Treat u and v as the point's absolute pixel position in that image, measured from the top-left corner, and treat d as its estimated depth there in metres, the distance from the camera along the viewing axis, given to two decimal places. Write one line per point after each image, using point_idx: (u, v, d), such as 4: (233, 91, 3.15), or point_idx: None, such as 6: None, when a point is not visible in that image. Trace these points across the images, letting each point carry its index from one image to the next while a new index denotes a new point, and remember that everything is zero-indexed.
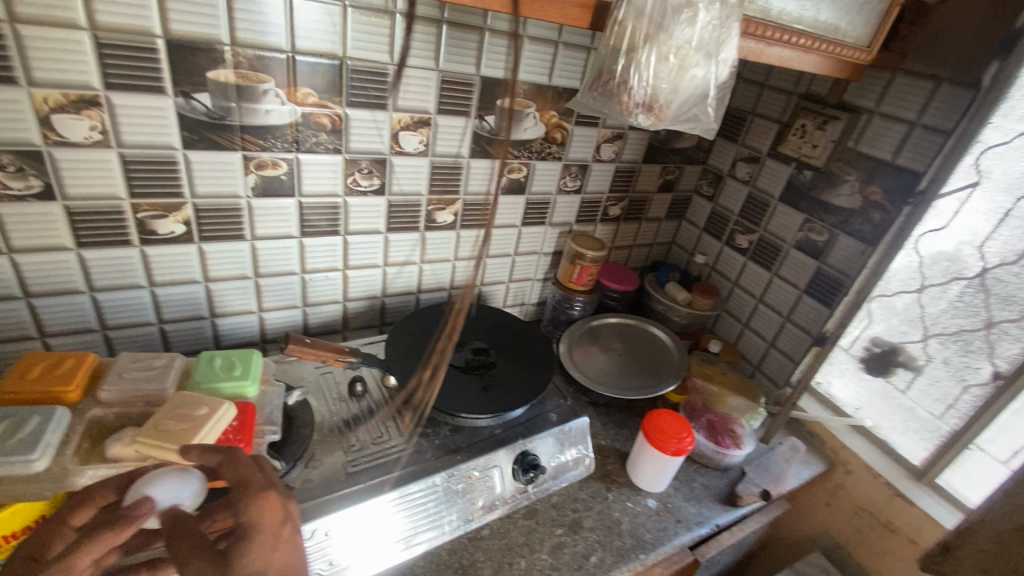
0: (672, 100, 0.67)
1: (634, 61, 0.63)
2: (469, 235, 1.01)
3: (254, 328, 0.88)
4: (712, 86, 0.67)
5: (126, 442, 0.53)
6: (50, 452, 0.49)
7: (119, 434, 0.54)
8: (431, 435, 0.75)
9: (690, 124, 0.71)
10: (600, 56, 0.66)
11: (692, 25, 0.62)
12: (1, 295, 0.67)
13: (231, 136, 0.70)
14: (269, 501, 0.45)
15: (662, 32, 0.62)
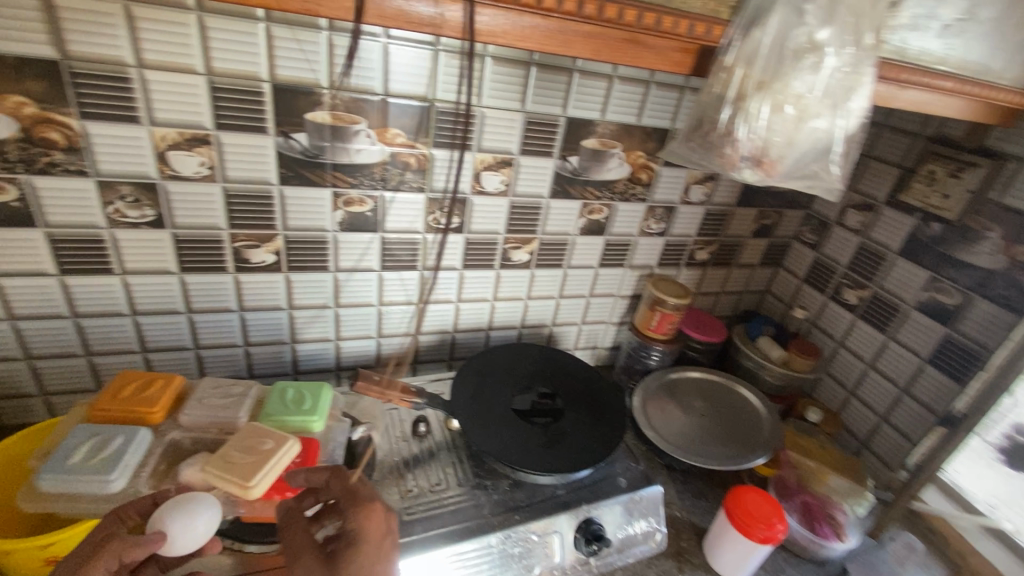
0: (786, 153, 0.61)
1: (742, 110, 0.59)
2: (543, 275, 0.98)
3: (330, 355, 0.90)
4: (839, 139, 0.60)
5: (196, 464, 0.55)
6: (128, 473, 0.53)
7: (191, 458, 0.56)
8: (491, 488, 0.71)
9: (807, 181, 0.64)
10: (702, 104, 0.63)
11: (817, 71, 0.56)
12: (112, 311, 0.73)
13: (323, 174, 0.73)
14: (372, 512, 0.51)
15: (778, 80, 0.56)
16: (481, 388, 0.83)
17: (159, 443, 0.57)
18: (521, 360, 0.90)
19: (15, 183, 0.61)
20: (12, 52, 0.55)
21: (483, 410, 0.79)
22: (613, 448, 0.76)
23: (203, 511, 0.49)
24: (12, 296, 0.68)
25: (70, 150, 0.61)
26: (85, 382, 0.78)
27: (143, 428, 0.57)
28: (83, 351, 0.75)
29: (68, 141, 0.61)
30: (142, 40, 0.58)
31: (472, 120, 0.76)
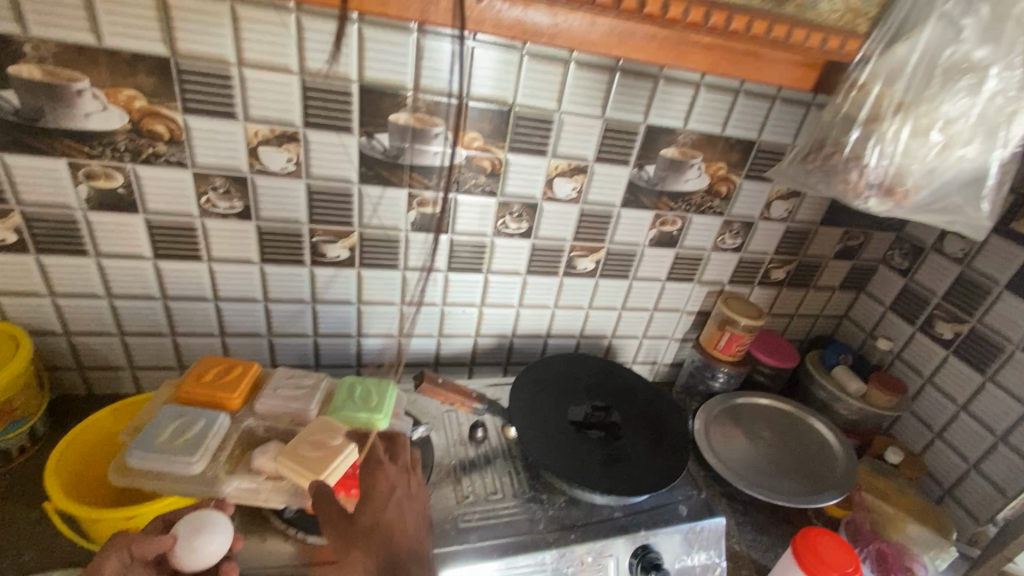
0: (922, 184, 0.62)
1: (877, 133, 0.61)
2: (608, 286, 0.95)
3: (391, 351, 0.91)
4: (992, 167, 0.60)
5: (267, 454, 0.57)
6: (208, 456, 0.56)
7: (263, 446, 0.58)
8: (546, 503, 0.69)
9: (947, 215, 0.65)
10: (826, 127, 0.67)
11: (973, 95, 0.57)
12: (197, 296, 0.77)
13: (401, 174, 0.73)
14: (380, 474, 0.57)
15: (927, 105, 0.58)
16: (538, 398, 0.80)
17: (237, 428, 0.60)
18: (580, 371, 0.88)
19: (122, 171, 0.66)
20: (129, 48, 0.58)
21: (541, 420, 0.77)
22: (674, 477, 0.73)
23: (217, 533, 0.51)
24: (112, 276, 0.73)
25: (172, 143, 0.65)
26: (168, 361, 0.83)
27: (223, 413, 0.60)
28: (168, 331, 0.80)
29: (171, 134, 0.64)
30: (243, 39, 0.60)
31: (550, 125, 0.74)
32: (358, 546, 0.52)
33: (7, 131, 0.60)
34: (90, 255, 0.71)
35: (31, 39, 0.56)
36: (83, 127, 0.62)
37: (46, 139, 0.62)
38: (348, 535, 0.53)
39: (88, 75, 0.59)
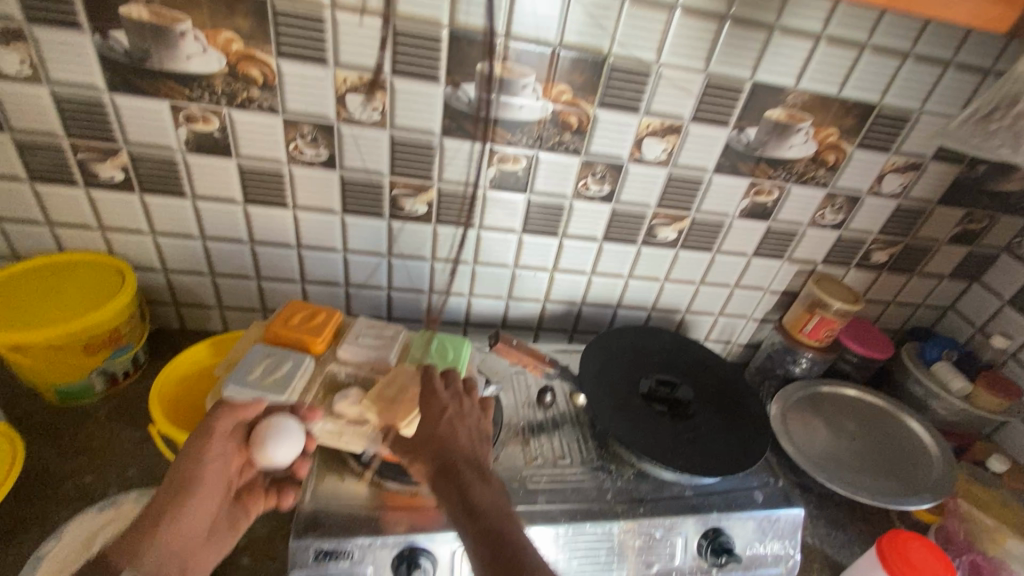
0: None
1: None
2: (688, 257, 0.89)
3: (461, 309, 0.91)
4: None
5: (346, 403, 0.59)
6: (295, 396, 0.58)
7: (344, 393, 0.60)
8: (614, 473, 0.68)
9: None
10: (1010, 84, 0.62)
11: None
12: (281, 242, 0.80)
13: (484, 128, 0.71)
14: (430, 397, 0.57)
15: None
16: (609, 368, 0.78)
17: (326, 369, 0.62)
18: (653, 345, 0.84)
19: (218, 115, 0.67)
20: None
21: (612, 390, 0.75)
22: (750, 463, 0.69)
23: (291, 442, 0.54)
24: (207, 218, 0.76)
25: (265, 88, 0.65)
26: (253, 303, 0.87)
27: (308, 356, 0.62)
28: (254, 275, 0.83)
29: (265, 79, 0.64)
30: None
31: (646, 78, 0.69)
32: (415, 459, 0.54)
33: (117, 71, 0.63)
34: (187, 196, 0.74)
35: None
36: (184, 69, 0.63)
37: (151, 80, 0.63)
38: (408, 449, 0.55)
39: (190, 15, 0.60)
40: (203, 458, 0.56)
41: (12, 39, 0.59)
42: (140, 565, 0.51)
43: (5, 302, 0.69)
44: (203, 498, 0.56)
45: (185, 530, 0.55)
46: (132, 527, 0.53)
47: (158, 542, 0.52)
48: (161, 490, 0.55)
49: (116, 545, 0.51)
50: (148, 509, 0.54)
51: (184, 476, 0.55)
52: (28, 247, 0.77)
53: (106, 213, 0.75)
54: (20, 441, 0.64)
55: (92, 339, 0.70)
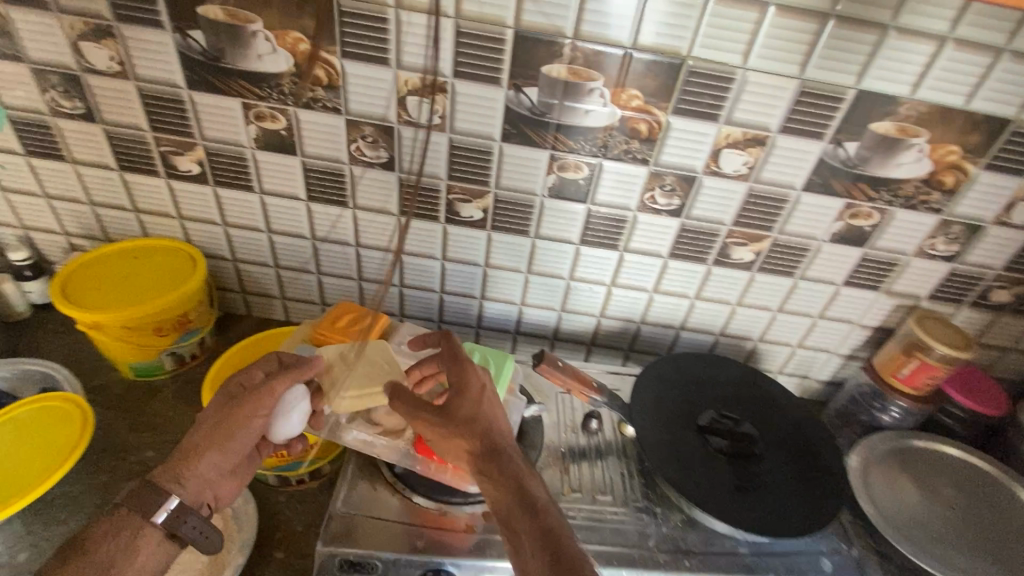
0: None
1: None
2: (765, 281, 0.80)
3: (512, 317, 0.88)
4: None
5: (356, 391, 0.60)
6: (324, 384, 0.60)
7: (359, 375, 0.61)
8: (659, 518, 0.62)
9: None
10: None
11: None
12: (339, 240, 0.81)
13: (545, 134, 0.67)
14: (469, 372, 0.57)
15: None
16: (664, 398, 0.72)
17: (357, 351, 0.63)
18: (717, 376, 0.76)
19: (285, 114, 0.68)
20: None
21: (664, 423, 0.69)
22: (818, 526, 0.61)
23: (296, 420, 0.57)
24: (272, 213, 0.78)
25: (330, 88, 0.65)
26: (312, 297, 0.89)
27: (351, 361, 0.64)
28: (313, 270, 0.85)
29: (329, 79, 0.64)
30: None
31: (729, 83, 0.62)
32: (458, 434, 0.54)
33: (195, 69, 0.65)
34: (255, 191, 0.76)
35: None
36: (255, 68, 0.64)
37: (224, 78, 0.65)
38: (448, 423, 0.55)
39: (262, 16, 0.61)
40: (251, 411, 0.55)
41: (106, 38, 0.63)
42: (185, 490, 0.53)
43: (92, 281, 0.74)
44: (241, 445, 0.55)
45: (220, 466, 0.55)
46: (178, 451, 0.55)
47: (198, 473, 0.54)
48: (207, 425, 0.55)
49: (167, 465, 0.54)
50: (190, 437, 0.55)
51: (230, 420, 0.55)
52: (118, 230, 0.83)
53: (183, 202, 0.79)
54: (90, 420, 0.67)
55: (162, 322, 0.74)
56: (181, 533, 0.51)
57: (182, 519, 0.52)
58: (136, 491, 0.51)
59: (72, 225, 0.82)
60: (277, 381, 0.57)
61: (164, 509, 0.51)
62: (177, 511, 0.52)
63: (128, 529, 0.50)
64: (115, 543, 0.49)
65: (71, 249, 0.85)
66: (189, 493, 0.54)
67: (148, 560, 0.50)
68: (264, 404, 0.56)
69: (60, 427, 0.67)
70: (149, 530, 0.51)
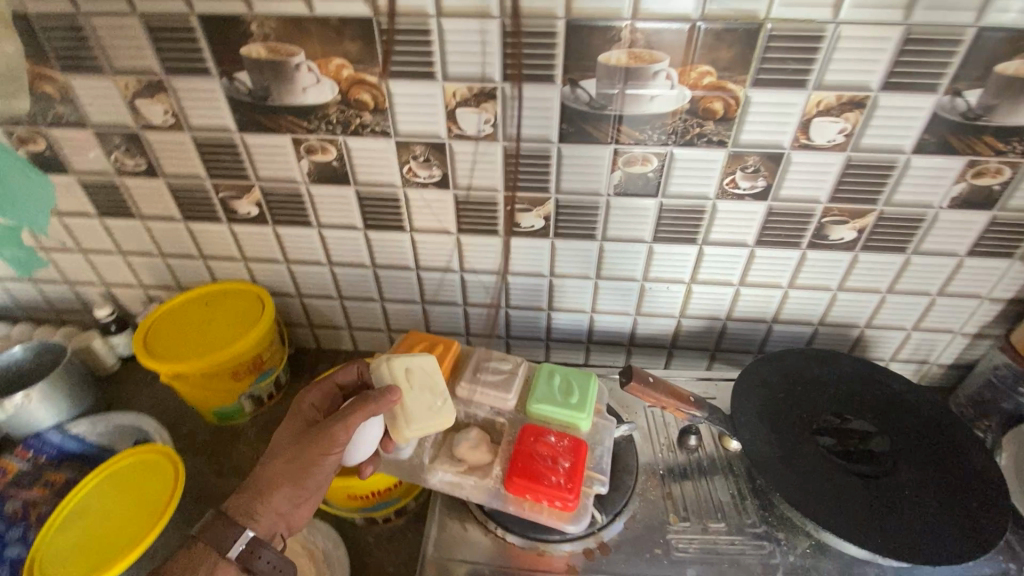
0: None
1: None
2: (872, 260, 0.71)
3: (584, 326, 0.83)
4: None
5: (424, 421, 0.55)
6: (393, 416, 0.56)
7: (428, 401, 0.56)
8: (785, 545, 0.55)
9: None
10: None
11: None
12: (400, 265, 0.78)
13: (606, 127, 0.61)
14: None
15: None
16: (770, 406, 0.64)
17: (418, 362, 0.59)
18: (828, 374, 0.68)
19: (335, 144, 0.66)
20: (335, 14, 0.56)
21: (775, 434, 0.61)
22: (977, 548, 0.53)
23: (365, 450, 0.54)
24: (331, 245, 0.77)
25: (377, 111, 0.63)
26: (378, 325, 0.87)
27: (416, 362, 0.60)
28: (377, 298, 0.83)
29: (375, 102, 0.62)
30: None
31: (818, 43, 0.54)
32: None
33: (244, 111, 0.64)
34: (313, 225, 0.75)
35: (256, 17, 0.57)
36: (301, 101, 0.63)
37: (274, 116, 0.64)
38: None
39: (303, 48, 0.59)
40: (325, 449, 0.52)
41: (158, 92, 0.64)
42: (260, 524, 0.52)
43: (170, 332, 0.76)
44: (317, 479, 0.53)
45: (295, 499, 0.53)
46: (254, 483, 0.53)
47: (272, 508, 0.52)
48: (283, 457, 0.53)
49: (241, 496, 0.53)
50: (266, 469, 0.54)
51: (304, 456, 0.52)
52: (189, 278, 0.84)
53: (247, 245, 0.79)
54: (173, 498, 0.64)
55: (238, 366, 0.75)
56: (255, 568, 0.50)
57: (257, 554, 0.50)
58: (213, 523, 0.51)
59: (148, 278, 0.85)
60: (352, 415, 0.52)
61: (240, 543, 0.50)
62: (251, 545, 0.50)
63: (205, 563, 0.50)
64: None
65: (149, 300, 0.88)
66: (264, 525, 0.52)
67: None
68: (338, 441, 0.52)
69: (155, 481, 0.68)
70: (226, 565, 0.50)
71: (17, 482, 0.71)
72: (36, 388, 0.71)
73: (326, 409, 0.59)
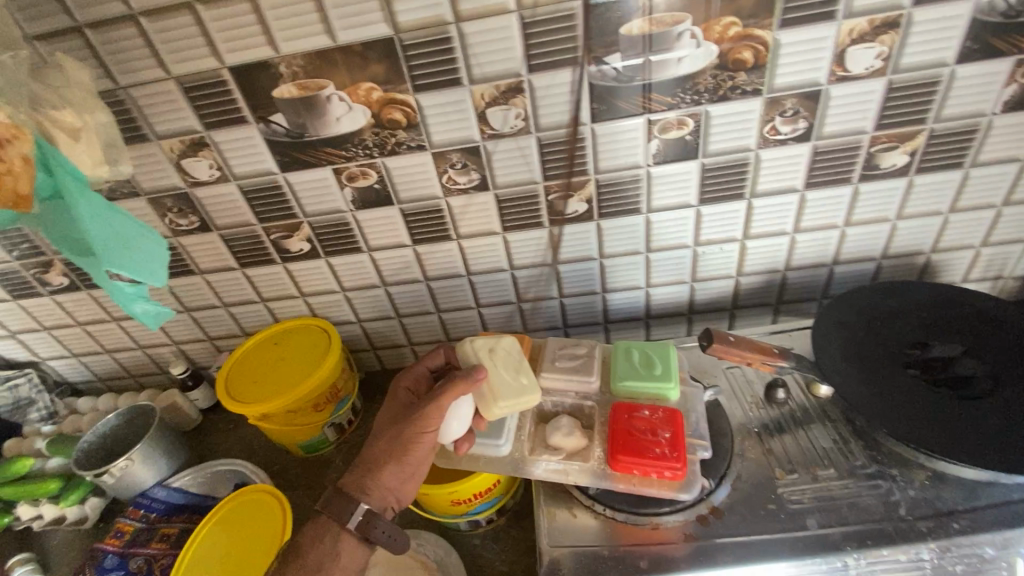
0: None
1: None
2: (929, 182, 0.69)
3: (641, 303, 0.83)
4: None
5: (513, 396, 0.57)
6: (482, 395, 0.58)
7: (514, 378, 0.58)
8: (901, 480, 0.55)
9: None
10: None
11: None
12: (451, 273, 0.80)
13: (636, 98, 0.61)
14: None
15: None
16: (852, 346, 0.63)
17: (500, 343, 0.61)
18: (903, 305, 0.66)
19: (374, 167, 0.68)
20: (358, 39, 0.57)
21: (863, 371, 0.60)
22: None
23: (458, 426, 0.56)
24: (383, 267, 0.79)
25: (410, 127, 0.64)
26: (438, 337, 0.89)
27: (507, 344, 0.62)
28: (434, 310, 0.84)
29: (407, 119, 0.63)
30: None
31: None
32: None
33: (285, 151, 0.66)
34: (363, 250, 0.77)
35: (284, 58, 0.59)
36: (337, 131, 0.64)
37: (312, 151, 0.66)
38: None
39: (332, 79, 0.60)
40: (421, 426, 0.55)
41: (201, 148, 0.67)
42: (372, 499, 0.55)
43: (248, 375, 0.79)
44: (420, 456, 0.56)
45: (401, 476, 0.56)
46: (364, 461, 0.57)
47: (382, 483, 0.55)
48: (387, 436, 0.56)
49: (352, 475, 0.56)
50: (374, 447, 0.57)
51: (406, 433, 0.55)
52: (253, 323, 0.87)
53: (303, 281, 0.81)
54: (287, 512, 0.71)
55: (318, 398, 0.78)
56: (373, 539, 0.53)
57: (373, 525, 0.53)
58: (331, 499, 0.54)
59: (214, 330, 0.88)
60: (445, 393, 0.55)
61: (356, 516, 0.53)
62: (367, 518, 0.54)
63: (328, 533, 0.54)
64: (320, 550, 0.53)
65: (217, 350, 0.91)
66: (376, 501, 0.55)
67: (348, 560, 0.53)
68: (434, 418, 0.55)
69: (263, 515, 0.72)
70: (346, 535, 0.54)
71: (133, 541, 0.74)
72: (136, 450, 0.75)
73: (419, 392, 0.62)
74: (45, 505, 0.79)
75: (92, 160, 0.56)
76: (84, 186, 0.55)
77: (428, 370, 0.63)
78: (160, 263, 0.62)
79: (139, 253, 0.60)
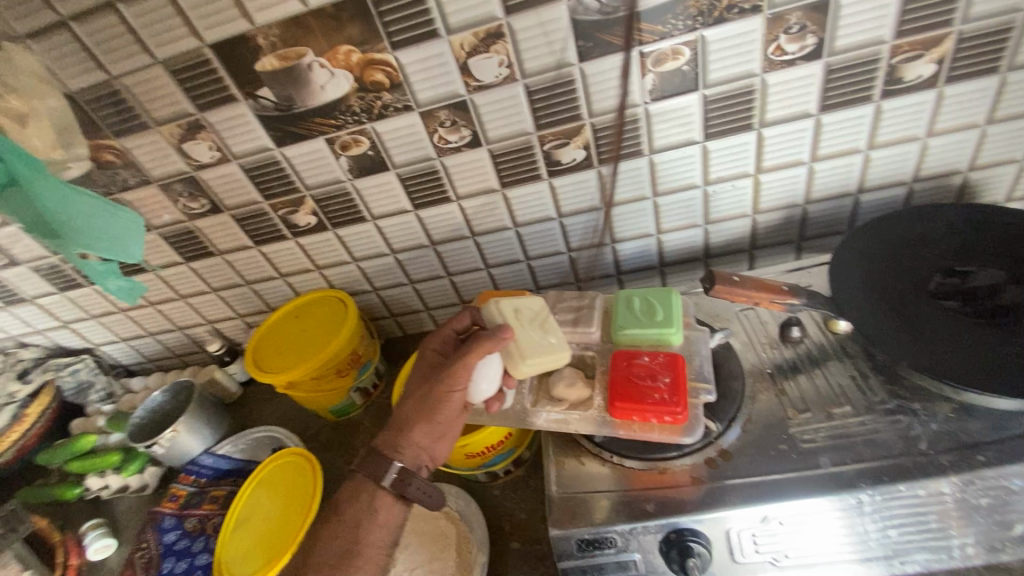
0: None
1: None
2: (961, 92, 0.62)
3: (654, 251, 0.80)
4: None
5: (540, 353, 0.57)
6: (510, 354, 0.58)
7: (542, 337, 0.58)
8: (923, 415, 0.53)
9: None
10: None
11: None
12: (456, 236, 0.79)
13: (624, 31, 0.58)
14: None
15: None
16: (874, 278, 0.60)
17: (525, 304, 0.61)
18: (935, 230, 0.61)
19: (364, 133, 0.67)
20: (328, 1, 0.56)
21: (886, 304, 0.57)
22: None
23: (488, 386, 0.57)
24: (389, 233, 0.80)
25: (394, 88, 0.63)
26: (452, 300, 0.89)
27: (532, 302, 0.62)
28: (445, 273, 0.85)
29: (390, 80, 0.62)
30: None
31: None
32: None
33: (276, 125, 0.67)
34: (368, 219, 0.78)
35: (260, 29, 0.58)
36: (323, 100, 0.64)
37: (304, 123, 0.66)
38: None
39: (310, 45, 0.59)
40: (450, 386, 0.56)
41: (198, 131, 0.68)
42: (405, 457, 0.56)
43: (274, 347, 0.82)
44: (450, 414, 0.57)
45: (432, 434, 0.57)
46: (395, 420, 0.58)
47: (414, 441, 0.57)
48: (417, 396, 0.58)
49: (386, 435, 0.58)
50: (404, 407, 0.58)
51: (434, 392, 0.56)
52: (277, 298, 0.91)
53: (316, 254, 0.83)
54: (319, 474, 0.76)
55: (340, 364, 0.81)
56: (408, 495, 0.55)
57: (408, 482, 0.55)
58: (367, 458, 0.56)
59: (242, 307, 0.92)
60: (472, 353, 0.55)
61: (391, 475, 0.55)
62: (401, 475, 0.55)
63: (365, 492, 0.56)
64: (358, 506, 0.55)
65: (249, 327, 0.96)
66: (409, 458, 0.57)
67: (388, 516, 0.55)
68: (461, 377, 0.56)
69: (299, 476, 0.77)
70: (383, 493, 0.55)
71: (188, 503, 0.81)
72: (180, 421, 0.80)
73: (448, 354, 0.63)
74: (111, 476, 0.86)
75: (44, 141, 0.57)
76: (40, 171, 0.58)
77: (456, 332, 0.64)
78: (130, 241, 0.67)
79: (109, 233, 0.64)
